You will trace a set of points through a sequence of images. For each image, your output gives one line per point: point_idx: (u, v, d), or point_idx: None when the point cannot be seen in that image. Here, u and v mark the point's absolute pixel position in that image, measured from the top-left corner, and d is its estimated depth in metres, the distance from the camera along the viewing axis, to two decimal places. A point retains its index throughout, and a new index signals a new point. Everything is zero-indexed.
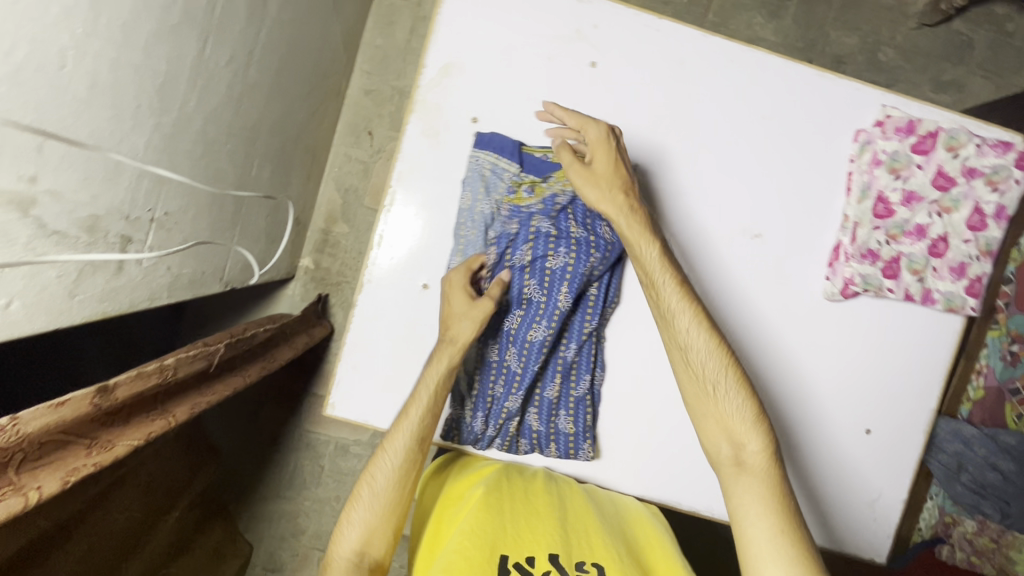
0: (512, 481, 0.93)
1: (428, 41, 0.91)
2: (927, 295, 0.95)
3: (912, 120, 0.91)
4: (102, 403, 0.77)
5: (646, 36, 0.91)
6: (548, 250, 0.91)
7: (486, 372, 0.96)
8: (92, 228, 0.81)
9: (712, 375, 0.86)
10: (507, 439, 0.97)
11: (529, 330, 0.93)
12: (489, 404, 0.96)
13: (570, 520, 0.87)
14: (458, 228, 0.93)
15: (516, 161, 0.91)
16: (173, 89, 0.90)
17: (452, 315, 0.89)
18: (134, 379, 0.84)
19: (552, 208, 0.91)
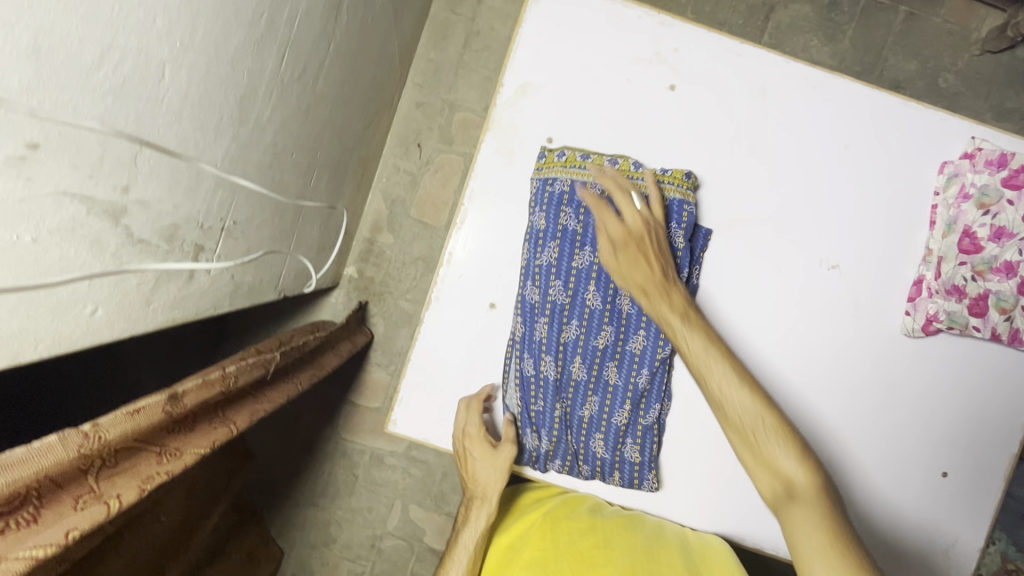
0: (566, 522, 0.94)
1: (507, 60, 0.90)
2: (1015, 335, 0.90)
3: (1004, 153, 0.87)
4: (173, 411, 0.76)
5: (728, 61, 0.90)
6: (573, 253, 0.90)
7: (544, 389, 0.92)
8: (171, 237, 0.81)
9: (751, 424, 0.80)
10: (568, 460, 0.96)
11: (600, 338, 0.92)
12: (565, 422, 0.95)
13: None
14: (525, 248, 0.91)
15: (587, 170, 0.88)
16: (251, 101, 0.91)
17: (478, 468, 0.93)
18: (201, 386, 0.83)
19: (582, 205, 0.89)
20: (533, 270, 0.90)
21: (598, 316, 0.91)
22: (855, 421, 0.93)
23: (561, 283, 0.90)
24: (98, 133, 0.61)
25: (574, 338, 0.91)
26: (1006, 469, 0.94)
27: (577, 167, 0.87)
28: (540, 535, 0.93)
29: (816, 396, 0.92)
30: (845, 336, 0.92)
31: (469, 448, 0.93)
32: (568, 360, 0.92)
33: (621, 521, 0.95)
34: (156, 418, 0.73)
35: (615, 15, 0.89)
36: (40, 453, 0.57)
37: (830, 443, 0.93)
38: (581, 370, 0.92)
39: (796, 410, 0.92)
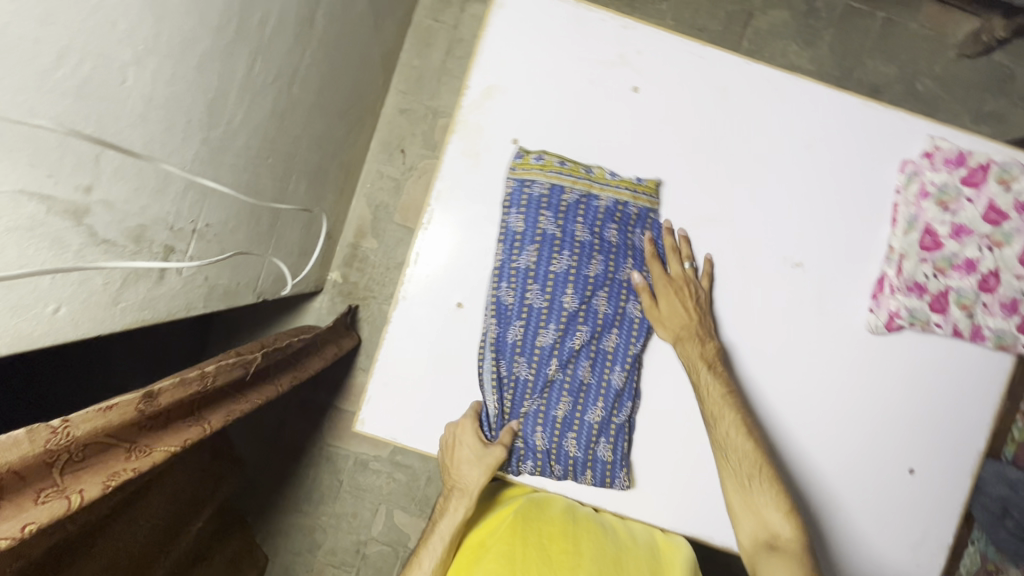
0: (544, 527, 0.94)
1: (472, 62, 0.91)
2: (977, 331, 0.90)
3: (962, 152, 0.88)
4: (146, 410, 0.76)
5: (690, 63, 0.91)
6: (552, 257, 0.89)
7: (520, 391, 0.93)
8: (139, 238, 0.82)
9: (747, 470, 0.87)
10: (541, 461, 0.93)
11: (575, 339, 0.90)
12: (539, 422, 0.93)
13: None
14: (500, 249, 0.91)
15: (568, 176, 0.89)
16: (221, 104, 0.92)
17: (461, 462, 0.90)
18: (175, 386, 0.83)
19: (560, 208, 0.89)
20: (509, 271, 0.90)
21: (574, 320, 0.90)
22: (824, 418, 0.93)
23: (535, 286, 0.89)
24: (56, 132, 0.62)
25: (550, 342, 0.90)
26: (974, 466, 0.93)
27: (555, 171, 0.89)
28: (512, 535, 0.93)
29: (783, 393, 0.93)
30: (811, 334, 0.92)
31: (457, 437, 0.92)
32: (544, 363, 0.91)
33: (592, 525, 0.96)
34: (127, 416, 0.73)
35: (579, 18, 0.91)
36: (6, 446, 0.58)
37: (798, 441, 0.93)
38: (557, 373, 0.92)
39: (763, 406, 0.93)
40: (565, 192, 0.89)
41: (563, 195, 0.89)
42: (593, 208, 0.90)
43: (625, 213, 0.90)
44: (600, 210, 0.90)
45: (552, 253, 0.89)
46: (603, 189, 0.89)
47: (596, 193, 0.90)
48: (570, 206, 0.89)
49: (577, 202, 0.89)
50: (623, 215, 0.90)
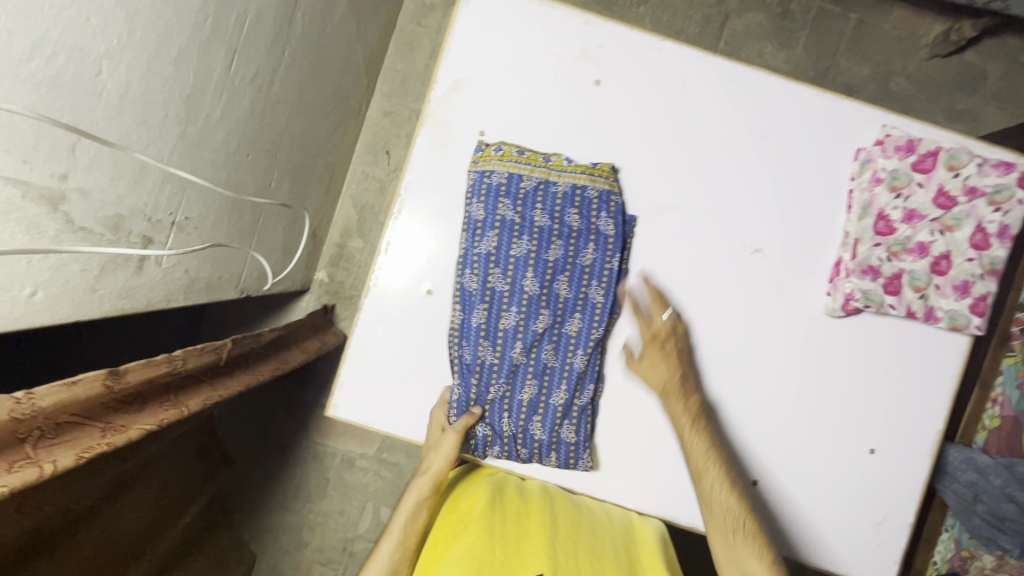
0: (507, 505, 0.96)
1: (439, 58, 0.94)
2: (930, 313, 0.93)
3: (912, 139, 0.91)
4: (114, 386, 0.79)
5: (650, 57, 0.95)
6: (512, 241, 0.92)
7: (485, 375, 0.94)
8: (117, 227, 0.85)
9: (730, 521, 0.84)
10: (507, 444, 0.96)
11: (538, 322, 0.93)
12: (506, 408, 0.95)
13: (559, 543, 0.89)
14: (464, 237, 0.93)
15: (526, 165, 0.92)
16: (199, 99, 0.95)
17: (426, 446, 0.94)
18: (145, 366, 0.86)
19: (518, 195, 0.91)
20: (471, 257, 0.92)
21: (536, 304, 0.93)
22: (783, 399, 0.95)
23: (495, 270, 0.92)
24: (31, 120, 0.66)
25: (513, 324, 0.93)
26: (934, 445, 0.96)
27: (513, 161, 0.91)
28: (477, 511, 0.93)
29: (743, 376, 0.96)
30: (771, 318, 0.95)
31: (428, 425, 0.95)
32: (508, 346, 0.93)
33: (563, 499, 1.01)
34: (93, 391, 0.76)
35: (542, 15, 0.94)
36: None
37: (760, 423, 0.95)
38: (520, 355, 0.94)
39: (724, 389, 0.96)
40: (523, 179, 0.91)
41: (521, 182, 0.91)
42: (551, 193, 0.92)
43: (585, 197, 0.92)
44: (558, 194, 0.92)
45: (513, 238, 0.91)
46: (560, 175, 0.92)
47: (554, 180, 0.92)
48: (528, 192, 0.91)
49: (535, 188, 0.92)
50: (582, 199, 0.92)
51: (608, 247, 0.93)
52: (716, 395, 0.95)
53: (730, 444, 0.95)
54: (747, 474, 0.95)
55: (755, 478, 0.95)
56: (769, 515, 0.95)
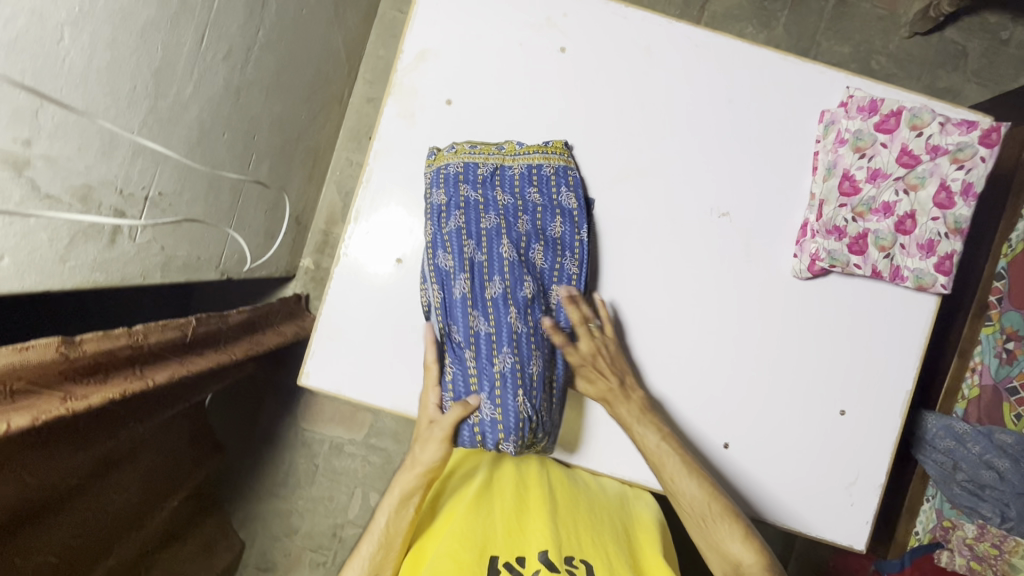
0: (501, 482, 0.97)
1: (406, 29, 0.96)
2: (896, 272, 0.93)
3: (875, 99, 0.92)
4: (68, 354, 0.80)
5: (614, 24, 0.96)
6: (479, 217, 0.90)
7: (483, 350, 0.87)
8: (86, 198, 0.86)
9: (700, 510, 0.87)
10: (522, 431, 0.84)
11: (525, 289, 0.88)
12: (519, 383, 0.85)
13: (560, 517, 0.90)
14: (429, 223, 0.92)
15: (481, 154, 0.92)
16: (169, 74, 0.96)
17: (422, 438, 0.89)
18: (100, 338, 0.86)
19: (477, 179, 0.91)
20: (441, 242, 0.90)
21: (518, 271, 0.88)
22: (752, 362, 0.96)
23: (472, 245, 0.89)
24: None
25: (500, 292, 0.87)
26: (904, 405, 0.97)
27: (467, 154, 0.92)
28: (469, 492, 0.93)
29: (710, 340, 0.96)
30: (738, 281, 0.96)
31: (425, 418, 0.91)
32: (502, 313, 0.87)
33: (561, 478, 1.01)
34: (45, 357, 0.76)
35: None
36: None
37: (730, 385, 0.96)
38: (519, 322, 0.87)
39: (691, 352, 0.96)
40: (479, 166, 0.92)
41: (478, 169, 0.92)
42: (508, 176, 0.92)
43: (542, 174, 0.92)
44: (516, 175, 0.92)
45: (480, 213, 0.90)
46: (515, 159, 0.93)
47: (509, 164, 0.93)
48: (485, 176, 0.91)
49: (492, 174, 0.92)
50: (540, 176, 0.92)
51: (575, 220, 0.92)
52: (685, 359, 0.96)
53: (700, 408, 0.96)
54: (718, 437, 0.96)
55: (725, 441, 0.96)
56: (740, 477, 0.96)
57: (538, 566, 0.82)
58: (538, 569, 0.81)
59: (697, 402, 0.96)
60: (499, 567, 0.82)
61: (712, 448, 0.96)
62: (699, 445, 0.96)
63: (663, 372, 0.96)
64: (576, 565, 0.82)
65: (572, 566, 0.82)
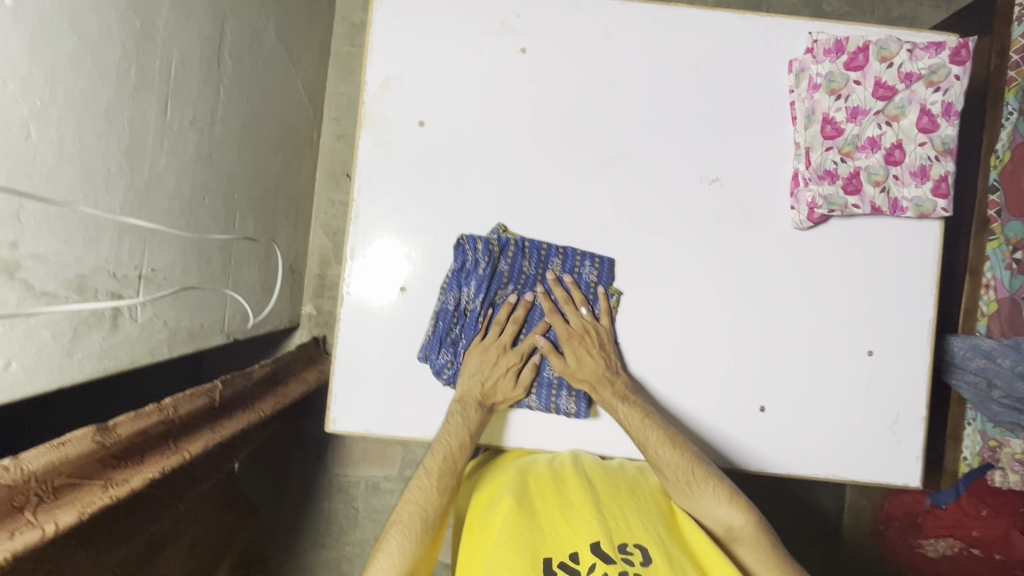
0: (537, 483, 0.90)
1: (366, 60, 0.96)
2: (895, 205, 0.93)
3: (839, 40, 0.91)
4: (105, 441, 0.79)
5: (569, 15, 0.95)
6: (498, 288, 0.95)
7: (505, 280, 0.95)
8: (81, 287, 0.86)
9: (682, 476, 0.86)
10: (537, 259, 0.95)
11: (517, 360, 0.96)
12: (528, 252, 0.94)
13: (602, 503, 0.85)
14: (450, 279, 0.95)
15: (535, 258, 0.95)
16: (140, 149, 0.96)
17: (495, 381, 0.94)
18: (134, 418, 0.86)
19: (520, 277, 0.95)
20: (450, 311, 0.94)
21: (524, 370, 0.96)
22: (773, 320, 0.96)
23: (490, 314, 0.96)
24: None
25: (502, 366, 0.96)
26: (929, 334, 0.96)
27: (519, 246, 0.94)
28: (507, 487, 0.88)
29: (724, 308, 0.96)
30: (740, 243, 0.96)
31: (499, 355, 0.94)
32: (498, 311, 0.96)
33: (597, 471, 0.93)
34: (83, 449, 0.75)
35: None
36: None
37: (754, 347, 0.96)
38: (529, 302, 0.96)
39: (709, 323, 0.96)
40: (525, 261, 0.95)
41: (523, 265, 0.95)
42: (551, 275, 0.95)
43: (583, 277, 0.95)
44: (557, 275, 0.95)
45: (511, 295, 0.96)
46: (563, 256, 0.95)
47: (557, 256, 0.95)
48: (529, 276, 0.95)
49: (535, 277, 0.95)
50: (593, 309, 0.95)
51: None
52: (702, 331, 0.96)
53: (727, 375, 0.96)
54: (752, 402, 0.96)
55: (760, 404, 0.96)
56: (782, 437, 0.96)
57: (595, 561, 0.76)
58: (595, 563, 0.75)
59: (723, 371, 0.96)
60: (554, 568, 0.76)
61: (749, 413, 0.96)
62: (735, 412, 0.96)
63: (681, 354, 0.96)
64: (631, 553, 0.77)
65: (627, 554, 0.76)
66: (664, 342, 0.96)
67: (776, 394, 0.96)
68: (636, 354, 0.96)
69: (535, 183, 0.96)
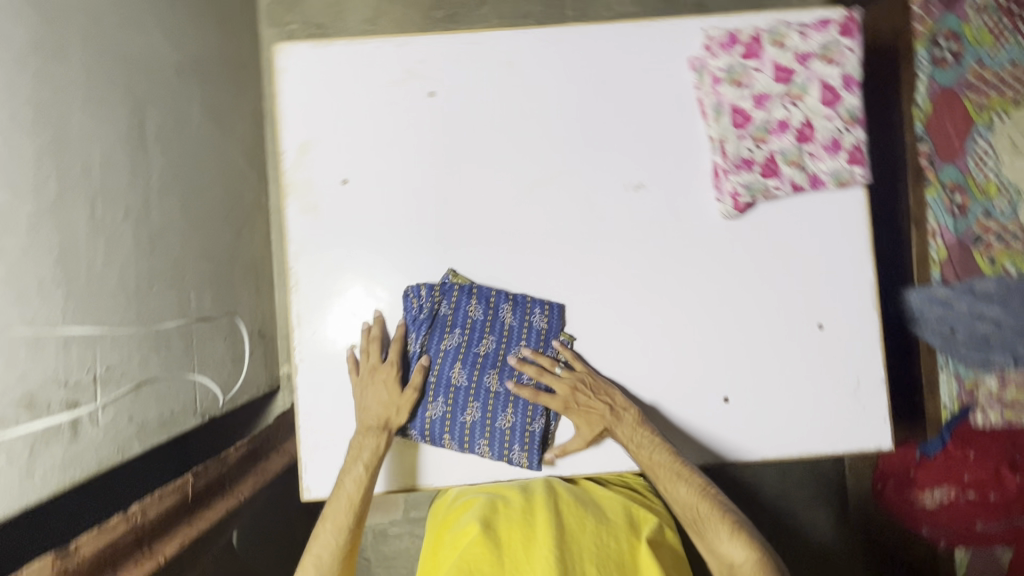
0: (507, 514, 1.00)
1: (280, 129, 0.97)
2: (815, 180, 0.95)
3: (731, 33, 0.95)
4: (67, 565, 0.78)
5: (469, 52, 0.97)
6: (444, 335, 0.97)
7: (451, 326, 0.97)
8: (31, 405, 0.86)
9: (692, 509, 0.90)
10: (486, 306, 0.97)
11: (467, 413, 0.96)
12: (474, 295, 0.96)
13: (563, 536, 0.95)
14: (408, 319, 0.97)
15: (483, 303, 0.97)
16: (74, 256, 0.96)
17: (383, 398, 0.94)
18: (97, 534, 0.85)
19: (467, 322, 0.97)
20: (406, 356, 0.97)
21: (476, 421, 0.96)
22: (720, 312, 0.97)
23: (426, 360, 0.96)
24: None
25: (453, 418, 0.96)
26: (874, 297, 0.98)
27: (464, 293, 0.96)
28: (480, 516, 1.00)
29: (671, 308, 0.97)
30: (675, 243, 0.97)
31: (372, 374, 0.95)
32: (449, 362, 0.96)
33: (570, 504, 1.03)
34: None
35: (357, 54, 0.97)
36: None
37: (707, 340, 0.97)
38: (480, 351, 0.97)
39: (661, 325, 0.97)
40: (472, 304, 0.97)
41: (469, 311, 0.96)
42: (501, 321, 0.97)
43: (533, 324, 0.97)
44: (507, 321, 0.97)
45: (462, 343, 0.97)
46: (510, 301, 0.97)
47: (506, 302, 0.97)
48: (477, 321, 0.97)
49: (483, 321, 0.97)
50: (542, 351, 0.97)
51: (528, 409, 0.97)
52: (654, 334, 0.97)
53: (687, 373, 0.97)
54: (716, 394, 0.97)
55: (724, 395, 0.97)
56: (750, 423, 0.97)
57: None
58: None
59: (682, 370, 0.97)
60: None
61: (714, 406, 0.97)
62: (701, 407, 0.97)
63: (637, 361, 0.97)
64: None
65: None
66: (620, 353, 0.97)
67: (738, 383, 0.97)
68: (595, 369, 0.97)
69: (466, 219, 0.97)
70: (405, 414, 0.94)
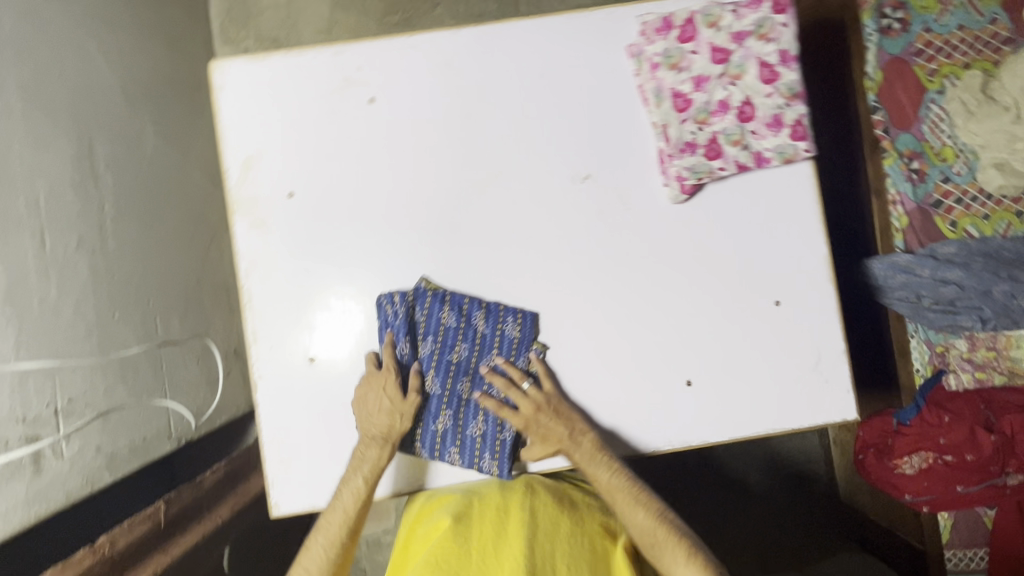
0: (481, 515, 1.01)
1: (222, 145, 0.96)
2: (760, 158, 0.95)
3: (665, 17, 0.95)
4: None
5: (407, 55, 0.97)
6: (417, 343, 0.96)
7: (423, 333, 0.96)
8: None
9: (650, 536, 0.94)
10: (461, 314, 0.96)
11: (438, 421, 0.96)
12: (448, 302, 0.95)
13: (536, 536, 0.96)
14: (382, 321, 0.97)
15: (456, 310, 0.96)
16: (24, 289, 0.96)
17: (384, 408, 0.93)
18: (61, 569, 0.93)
19: (439, 330, 0.96)
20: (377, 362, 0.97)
21: (448, 428, 0.96)
22: (677, 296, 0.97)
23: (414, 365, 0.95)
24: None
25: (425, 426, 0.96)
26: (829, 269, 0.98)
27: (434, 302, 0.95)
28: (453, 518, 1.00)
29: (627, 296, 0.97)
30: (627, 230, 0.97)
31: (371, 383, 0.95)
32: (424, 371, 0.96)
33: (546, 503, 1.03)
34: None
35: (294, 66, 0.97)
36: None
37: (666, 325, 0.97)
38: (454, 359, 0.96)
39: (618, 314, 0.97)
40: (444, 311, 0.96)
41: (442, 317, 0.95)
42: (473, 329, 0.96)
43: (506, 334, 0.96)
44: (479, 332, 0.96)
45: (436, 351, 0.96)
46: (482, 309, 0.96)
47: (477, 310, 0.96)
48: (449, 328, 0.95)
49: (456, 329, 0.96)
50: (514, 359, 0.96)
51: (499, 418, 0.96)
52: (613, 323, 0.97)
53: (648, 360, 0.97)
54: (678, 378, 0.97)
55: (687, 379, 0.97)
56: (715, 404, 0.97)
57: None
58: None
59: (643, 357, 0.97)
60: None
61: (678, 391, 0.97)
62: (665, 393, 0.97)
63: (598, 351, 0.97)
64: None
65: None
66: (580, 345, 0.97)
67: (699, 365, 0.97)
68: (557, 362, 0.97)
69: (416, 223, 0.97)
70: (410, 419, 0.93)
